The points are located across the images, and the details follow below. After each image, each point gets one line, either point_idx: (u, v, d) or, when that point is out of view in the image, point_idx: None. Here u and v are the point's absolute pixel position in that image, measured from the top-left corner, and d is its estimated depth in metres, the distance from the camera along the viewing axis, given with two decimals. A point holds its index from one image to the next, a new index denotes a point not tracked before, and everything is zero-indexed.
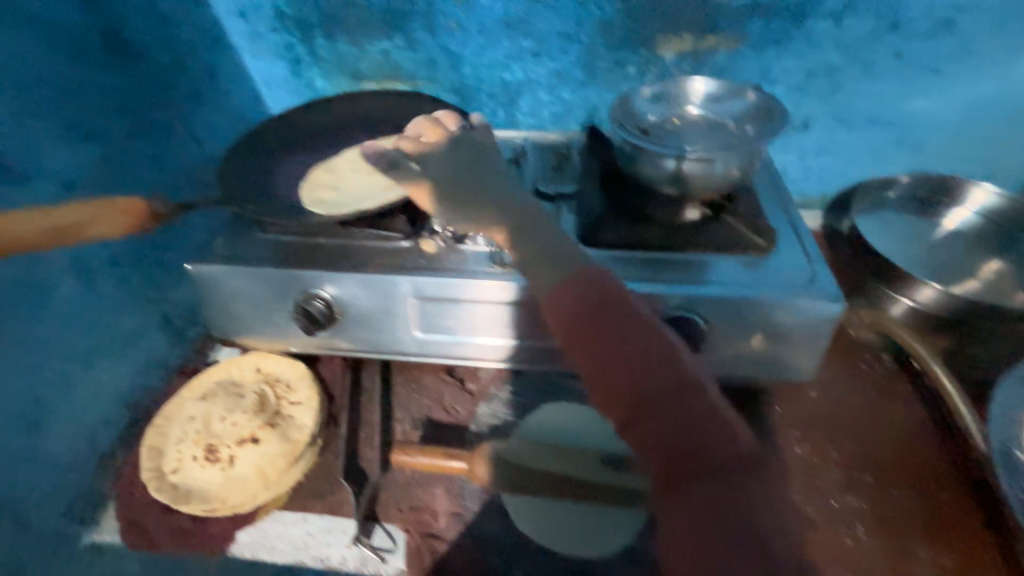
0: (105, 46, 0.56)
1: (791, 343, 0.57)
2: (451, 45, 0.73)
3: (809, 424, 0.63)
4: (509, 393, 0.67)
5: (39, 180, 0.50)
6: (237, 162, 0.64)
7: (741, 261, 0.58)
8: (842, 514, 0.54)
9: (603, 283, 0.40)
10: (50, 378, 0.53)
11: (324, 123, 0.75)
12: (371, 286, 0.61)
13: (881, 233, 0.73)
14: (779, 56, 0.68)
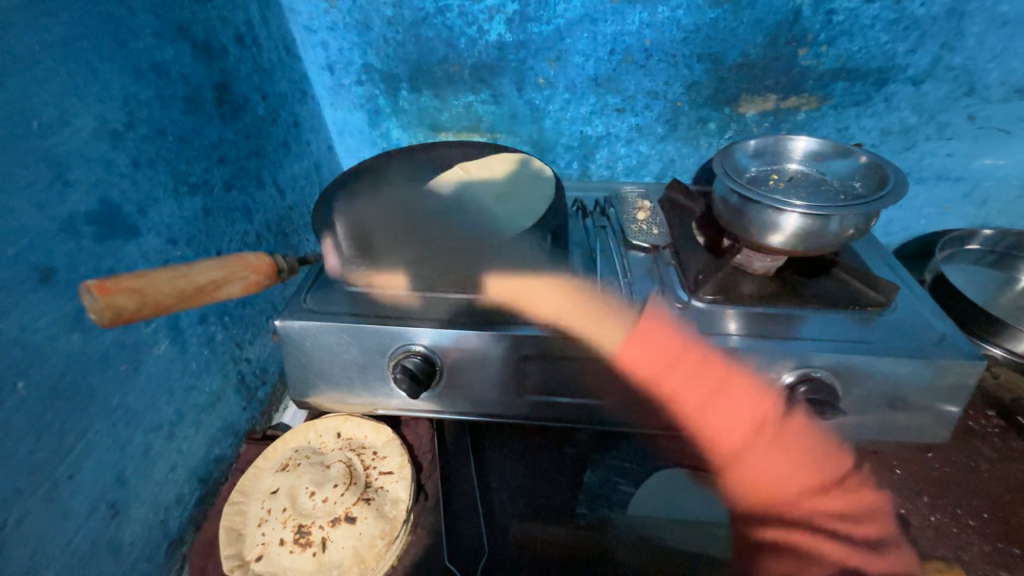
0: (215, 98, 0.55)
1: (921, 401, 0.54)
2: (536, 100, 0.74)
3: (938, 489, 0.58)
4: (618, 458, 0.60)
5: (146, 235, 0.46)
6: (328, 214, 0.62)
7: (858, 317, 0.57)
8: None
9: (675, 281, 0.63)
10: (133, 453, 0.47)
11: (404, 172, 0.73)
12: (474, 343, 0.56)
13: (962, 284, 0.75)
14: (858, 115, 0.71)
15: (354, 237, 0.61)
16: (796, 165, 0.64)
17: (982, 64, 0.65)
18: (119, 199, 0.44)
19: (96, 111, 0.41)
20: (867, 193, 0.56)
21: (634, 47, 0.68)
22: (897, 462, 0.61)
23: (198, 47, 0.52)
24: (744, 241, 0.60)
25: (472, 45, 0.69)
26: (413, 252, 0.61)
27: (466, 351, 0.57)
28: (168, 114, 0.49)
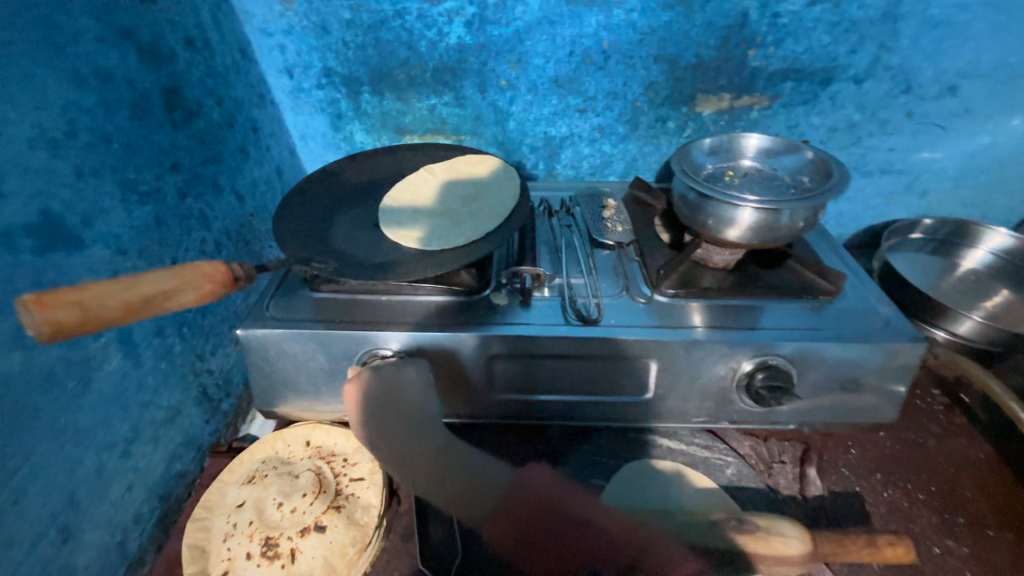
0: (164, 104, 0.53)
1: (869, 383, 0.57)
2: (500, 102, 0.74)
3: (889, 466, 0.62)
4: (589, 452, 0.62)
5: (92, 246, 0.45)
6: (289, 220, 0.60)
7: (810, 306, 0.60)
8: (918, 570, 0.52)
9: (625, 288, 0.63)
10: (85, 473, 0.45)
11: (367, 176, 0.72)
12: (442, 344, 0.56)
13: (908, 270, 0.80)
14: (807, 113, 0.74)
15: (317, 242, 0.60)
16: (750, 161, 0.66)
17: (917, 64, 0.69)
18: (61, 209, 0.42)
19: (33, 119, 0.40)
20: (815, 186, 0.59)
21: (592, 49, 0.69)
22: (852, 442, 0.64)
23: (145, 52, 0.51)
24: (703, 235, 0.62)
25: (432, 48, 0.69)
26: (378, 255, 0.61)
27: (403, 405, 0.53)
28: (114, 121, 0.47)
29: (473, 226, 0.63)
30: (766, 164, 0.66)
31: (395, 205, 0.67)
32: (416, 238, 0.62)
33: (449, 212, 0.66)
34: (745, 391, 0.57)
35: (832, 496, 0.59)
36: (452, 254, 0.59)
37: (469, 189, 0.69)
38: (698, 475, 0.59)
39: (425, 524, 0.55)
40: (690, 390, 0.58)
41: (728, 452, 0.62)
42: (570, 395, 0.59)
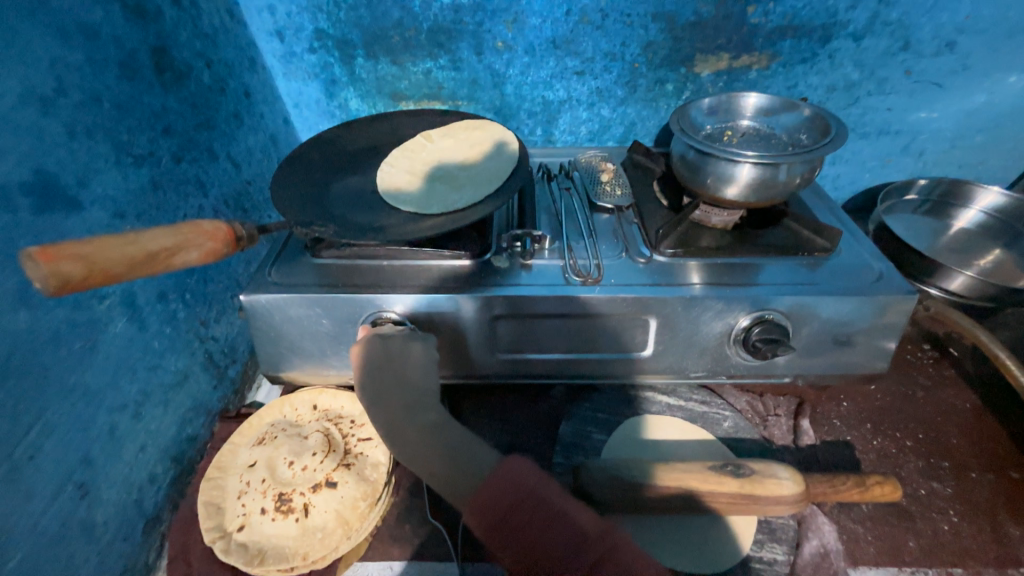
0: (154, 64, 0.52)
1: (863, 337, 0.59)
2: (496, 64, 0.73)
3: (878, 416, 0.64)
4: (590, 409, 0.63)
5: (90, 208, 0.44)
6: (287, 185, 0.60)
7: (805, 263, 0.61)
8: (905, 511, 0.55)
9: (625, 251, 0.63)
10: (98, 433, 0.46)
11: (364, 142, 0.71)
12: (445, 306, 0.57)
13: (902, 231, 0.81)
14: (805, 72, 0.73)
15: (317, 207, 0.59)
16: (748, 121, 0.66)
17: (915, 19, 0.68)
18: (56, 169, 0.41)
19: (21, 74, 0.39)
20: (812, 143, 0.59)
21: (589, 7, 0.68)
22: (843, 395, 0.66)
23: (131, 9, 0.49)
24: (702, 194, 0.62)
25: (426, 8, 0.68)
26: (378, 219, 0.60)
27: (405, 381, 0.51)
28: (103, 79, 0.46)
29: (472, 189, 0.63)
30: (764, 124, 0.66)
31: (394, 172, 0.67)
32: (416, 204, 0.62)
33: (448, 178, 0.66)
34: (742, 346, 0.58)
35: (824, 445, 0.61)
36: (452, 217, 0.59)
37: (467, 155, 0.68)
38: (694, 429, 0.61)
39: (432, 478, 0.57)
40: (689, 346, 0.59)
41: (725, 406, 0.64)
42: (572, 356, 0.60)
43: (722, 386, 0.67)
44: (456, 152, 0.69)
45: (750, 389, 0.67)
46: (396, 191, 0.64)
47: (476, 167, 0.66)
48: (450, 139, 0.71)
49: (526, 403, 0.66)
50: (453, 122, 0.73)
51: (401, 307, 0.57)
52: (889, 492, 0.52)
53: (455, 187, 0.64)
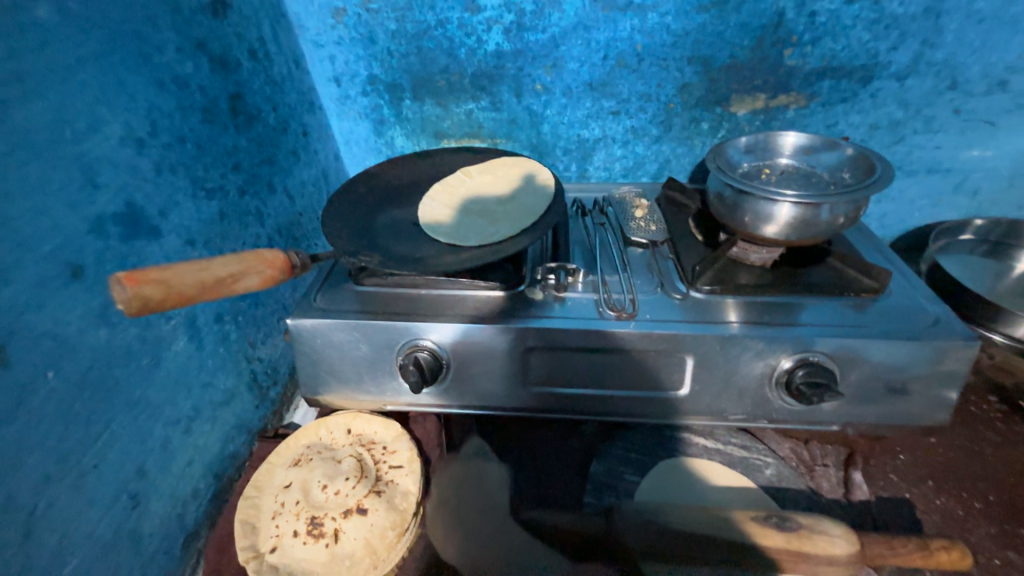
0: (230, 108, 0.58)
1: (920, 385, 0.55)
2: (535, 105, 0.77)
3: (940, 473, 0.59)
4: (623, 449, 0.62)
5: (167, 236, 0.49)
6: (337, 217, 0.64)
7: (850, 304, 0.59)
8: None
9: (660, 286, 0.63)
10: (153, 446, 0.49)
11: (408, 177, 0.75)
12: (480, 336, 0.58)
13: (958, 272, 0.77)
14: (846, 111, 0.73)
15: (362, 238, 0.63)
16: (787, 159, 0.66)
17: (963, 59, 0.67)
18: (142, 201, 0.46)
19: (123, 119, 0.44)
20: (856, 182, 0.58)
21: (627, 52, 0.70)
22: (900, 447, 0.62)
23: (215, 61, 0.55)
24: (739, 232, 0.62)
25: (471, 55, 0.72)
26: (418, 251, 0.63)
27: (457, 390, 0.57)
28: (187, 123, 0.51)
29: (509, 223, 0.65)
30: (804, 161, 0.65)
31: (434, 205, 0.70)
32: (454, 237, 0.65)
33: (485, 213, 0.68)
34: (784, 388, 0.56)
35: (879, 501, 0.57)
36: (489, 250, 0.61)
37: (504, 192, 0.70)
38: (734, 475, 0.58)
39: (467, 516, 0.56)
40: (728, 386, 0.58)
41: (767, 452, 0.61)
42: (604, 392, 0.60)
43: (762, 430, 0.64)
44: (494, 187, 0.72)
45: (793, 435, 0.63)
46: (435, 224, 0.67)
47: (512, 202, 0.68)
48: (488, 176, 0.74)
49: (557, 438, 0.65)
50: (492, 160, 0.76)
51: (437, 337, 0.58)
52: (958, 559, 0.48)
53: (492, 220, 0.67)
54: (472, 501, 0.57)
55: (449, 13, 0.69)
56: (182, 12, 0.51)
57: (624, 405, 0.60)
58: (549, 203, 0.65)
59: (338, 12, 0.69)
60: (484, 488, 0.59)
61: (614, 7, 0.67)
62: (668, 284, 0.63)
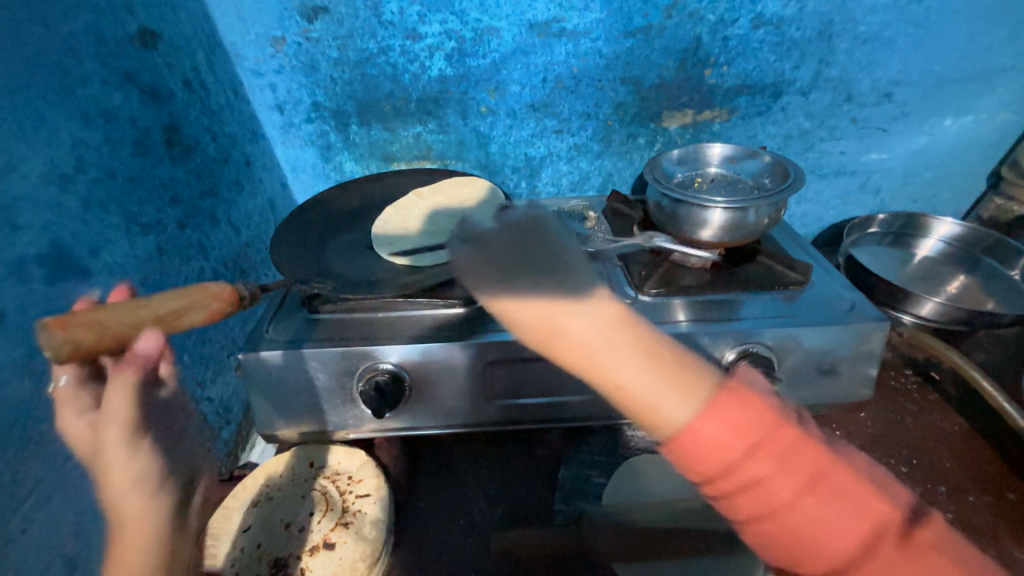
0: (165, 140, 0.56)
1: (846, 365, 0.61)
2: (481, 127, 0.79)
3: (872, 444, 0.65)
4: (588, 452, 0.64)
5: (99, 276, 0.46)
6: (286, 246, 0.63)
7: (779, 296, 0.64)
8: None
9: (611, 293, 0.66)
10: (91, 502, 0.45)
11: (358, 202, 0.75)
12: (442, 354, 0.58)
13: (869, 261, 0.86)
14: (763, 123, 0.81)
15: (315, 265, 0.62)
16: (715, 168, 0.72)
17: (854, 75, 0.76)
18: (70, 241, 0.44)
19: (46, 156, 0.42)
20: (775, 186, 0.64)
21: (564, 74, 0.74)
22: (836, 424, 0.67)
23: (146, 92, 0.54)
24: (679, 236, 0.66)
25: (415, 80, 0.74)
26: (374, 274, 0.63)
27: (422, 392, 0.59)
28: (118, 156, 0.49)
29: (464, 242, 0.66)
30: (730, 169, 0.72)
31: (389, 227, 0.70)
32: (411, 259, 0.65)
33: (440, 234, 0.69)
34: None
35: None
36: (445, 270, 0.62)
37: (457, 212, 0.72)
38: None
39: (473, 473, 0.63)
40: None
41: None
42: (565, 398, 0.61)
43: None
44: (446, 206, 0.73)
45: None
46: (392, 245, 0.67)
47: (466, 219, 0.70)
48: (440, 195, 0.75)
49: (523, 450, 0.66)
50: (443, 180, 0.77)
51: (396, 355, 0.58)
52: None
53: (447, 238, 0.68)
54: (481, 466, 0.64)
55: (391, 41, 0.70)
56: (108, 44, 0.49)
57: (586, 409, 0.62)
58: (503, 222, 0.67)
59: (277, 41, 0.69)
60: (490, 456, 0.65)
61: (549, 33, 0.70)
62: (619, 291, 0.66)
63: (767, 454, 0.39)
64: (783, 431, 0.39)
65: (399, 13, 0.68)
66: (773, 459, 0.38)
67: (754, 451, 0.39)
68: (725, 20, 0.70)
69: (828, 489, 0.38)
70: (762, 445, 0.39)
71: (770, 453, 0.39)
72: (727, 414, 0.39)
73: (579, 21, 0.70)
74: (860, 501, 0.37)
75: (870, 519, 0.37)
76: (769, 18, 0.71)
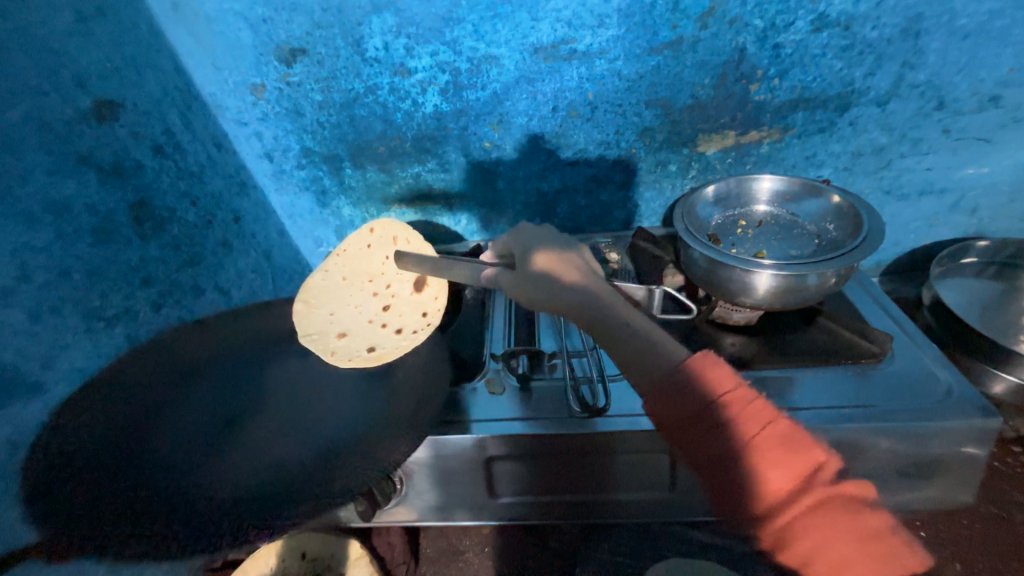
0: (132, 219, 0.52)
1: (933, 464, 0.49)
2: (485, 163, 0.70)
3: (969, 552, 0.52)
4: (609, 552, 0.55)
5: (52, 388, 0.43)
6: (87, 435, 0.43)
7: (848, 374, 0.52)
8: None
9: None
10: None
11: (220, 344, 0.56)
12: (443, 450, 0.51)
13: (961, 301, 0.70)
14: (824, 141, 0.66)
15: (133, 466, 0.43)
16: (764, 206, 0.60)
17: (948, 78, 0.61)
18: (15, 359, 0.40)
19: None
20: (844, 240, 0.52)
21: (577, 101, 0.64)
22: (921, 522, 0.55)
23: (107, 172, 0.49)
24: (717, 296, 0.55)
25: (409, 119, 0.66)
26: (231, 474, 0.45)
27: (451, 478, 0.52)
28: (73, 251, 0.45)
29: (353, 420, 0.50)
30: (783, 209, 0.59)
31: (258, 394, 0.53)
32: (281, 444, 0.48)
33: (324, 406, 0.52)
34: None
35: None
36: (327, 463, 0.45)
37: (347, 383, 0.55)
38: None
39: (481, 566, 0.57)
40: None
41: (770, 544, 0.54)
42: (586, 493, 0.53)
43: None
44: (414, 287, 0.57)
45: None
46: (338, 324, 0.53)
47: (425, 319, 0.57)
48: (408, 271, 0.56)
49: (535, 542, 0.58)
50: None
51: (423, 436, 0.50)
52: None
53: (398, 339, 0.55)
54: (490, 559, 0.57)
55: (378, 79, 0.62)
56: (54, 129, 0.44)
57: (609, 505, 0.54)
58: (404, 394, 0.50)
59: (257, 88, 0.63)
60: (500, 546, 0.58)
61: (557, 57, 0.60)
62: None
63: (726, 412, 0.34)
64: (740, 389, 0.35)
65: (384, 48, 0.60)
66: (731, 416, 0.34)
67: (712, 407, 0.34)
68: (777, 25, 0.57)
69: (771, 438, 0.33)
70: (723, 399, 0.35)
71: (730, 411, 0.34)
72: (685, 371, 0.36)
73: (592, 40, 0.59)
74: (806, 447, 0.33)
75: (815, 462, 0.32)
76: (835, 17, 0.56)
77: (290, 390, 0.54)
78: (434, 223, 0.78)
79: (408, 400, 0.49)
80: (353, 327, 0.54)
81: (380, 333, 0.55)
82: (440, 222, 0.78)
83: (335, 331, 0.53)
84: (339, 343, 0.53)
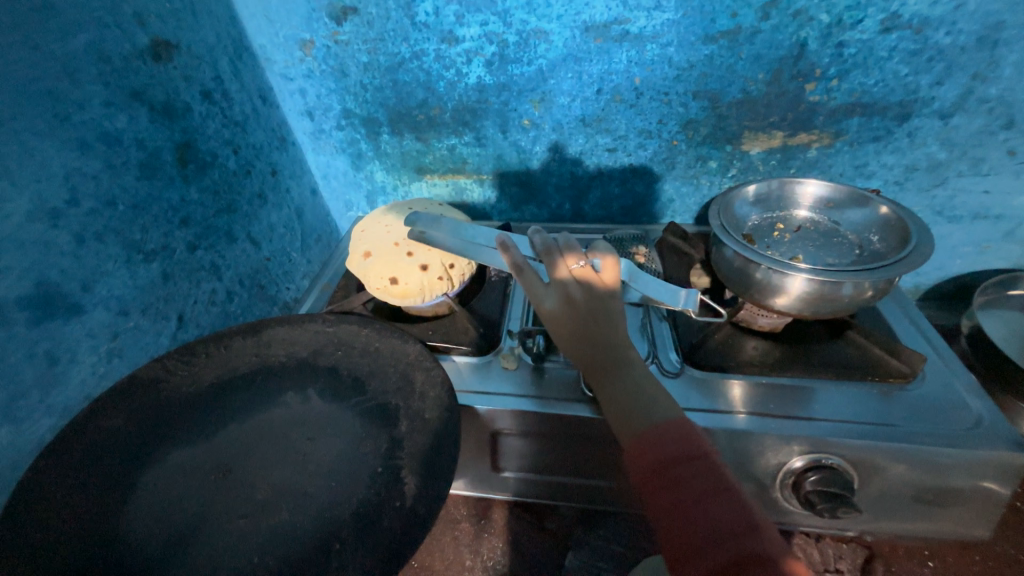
0: (177, 159, 0.53)
1: (953, 495, 0.47)
2: (522, 141, 0.70)
3: None
4: (604, 538, 0.56)
5: (92, 311, 0.45)
6: (52, 503, 0.35)
7: (870, 391, 0.51)
8: None
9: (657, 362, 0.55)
10: None
11: (212, 376, 0.47)
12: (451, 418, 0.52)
13: (1003, 334, 0.67)
14: (877, 151, 0.64)
15: (89, 541, 0.34)
16: (805, 212, 0.58)
17: (1023, 95, 0.57)
18: (59, 279, 0.42)
19: (33, 191, 0.40)
20: (887, 253, 0.50)
21: (623, 85, 0.62)
22: (930, 552, 0.53)
23: (157, 110, 0.50)
24: (746, 298, 0.54)
25: (451, 89, 0.66)
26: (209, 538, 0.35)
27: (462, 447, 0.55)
28: (120, 183, 0.47)
29: (353, 487, 0.38)
30: (826, 216, 0.57)
31: (249, 435, 0.43)
32: (270, 511, 0.37)
33: (319, 459, 0.41)
34: (791, 491, 0.48)
35: None
36: (322, 559, 0.34)
37: (350, 428, 0.43)
38: None
39: (479, 536, 0.58)
40: (738, 476, 0.50)
41: None
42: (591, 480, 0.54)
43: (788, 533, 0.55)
44: None
45: (817, 534, 0.55)
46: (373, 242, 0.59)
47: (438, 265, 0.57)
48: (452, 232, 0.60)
49: (533, 520, 0.59)
50: (346, 351, 0.50)
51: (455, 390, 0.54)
52: None
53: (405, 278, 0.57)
54: (489, 532, 0.58)
55: (425, 45, 0.62)
56: (113, 63, 0.46)
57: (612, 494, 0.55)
58: (413, 465, 0.39)
59: (306, 44, 0.64)
60: (498, 519, 0.59)
61: (608, 37, 0.59)
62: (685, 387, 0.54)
63: (717, 503, 0.34)
64: (737, 489, 0.35)
65: (434, 13, 0.59)
66: (722, 508, 0.34)
67: (702, 496, 0.34)
68: (843, 22, 0.54)
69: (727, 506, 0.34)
70: (718, 492, 0.35)
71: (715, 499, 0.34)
72: (683, 445, 0.37)
73: (646, 23, 0.57)
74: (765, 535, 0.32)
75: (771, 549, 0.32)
76: (907, 19, 0.53)
77: (275, 420, 0.44)
78: (465, 198, 0.78)
79: (414, 471, 0.39)
80: (382, 252, 0.58)
81: (403, 263, 0.57)
82: (470, 196, 0.78)
83: (365, 255, 0.59)
84: (368, 269, 0.58)
